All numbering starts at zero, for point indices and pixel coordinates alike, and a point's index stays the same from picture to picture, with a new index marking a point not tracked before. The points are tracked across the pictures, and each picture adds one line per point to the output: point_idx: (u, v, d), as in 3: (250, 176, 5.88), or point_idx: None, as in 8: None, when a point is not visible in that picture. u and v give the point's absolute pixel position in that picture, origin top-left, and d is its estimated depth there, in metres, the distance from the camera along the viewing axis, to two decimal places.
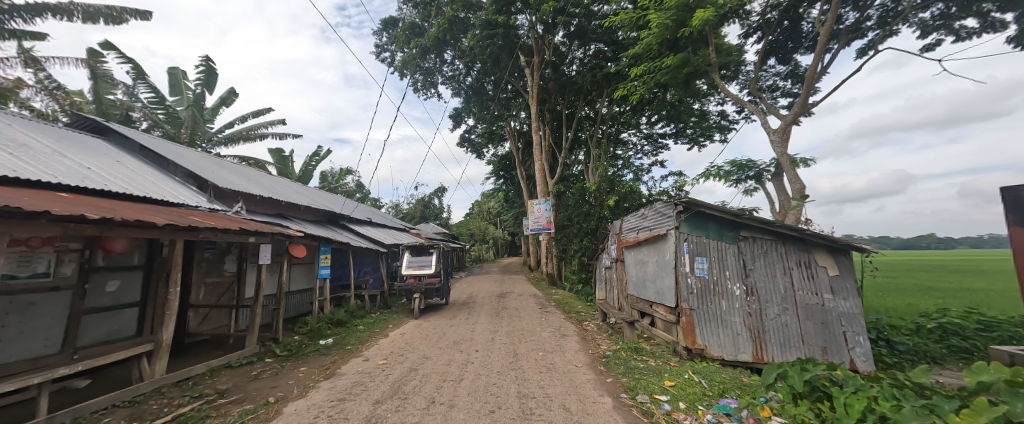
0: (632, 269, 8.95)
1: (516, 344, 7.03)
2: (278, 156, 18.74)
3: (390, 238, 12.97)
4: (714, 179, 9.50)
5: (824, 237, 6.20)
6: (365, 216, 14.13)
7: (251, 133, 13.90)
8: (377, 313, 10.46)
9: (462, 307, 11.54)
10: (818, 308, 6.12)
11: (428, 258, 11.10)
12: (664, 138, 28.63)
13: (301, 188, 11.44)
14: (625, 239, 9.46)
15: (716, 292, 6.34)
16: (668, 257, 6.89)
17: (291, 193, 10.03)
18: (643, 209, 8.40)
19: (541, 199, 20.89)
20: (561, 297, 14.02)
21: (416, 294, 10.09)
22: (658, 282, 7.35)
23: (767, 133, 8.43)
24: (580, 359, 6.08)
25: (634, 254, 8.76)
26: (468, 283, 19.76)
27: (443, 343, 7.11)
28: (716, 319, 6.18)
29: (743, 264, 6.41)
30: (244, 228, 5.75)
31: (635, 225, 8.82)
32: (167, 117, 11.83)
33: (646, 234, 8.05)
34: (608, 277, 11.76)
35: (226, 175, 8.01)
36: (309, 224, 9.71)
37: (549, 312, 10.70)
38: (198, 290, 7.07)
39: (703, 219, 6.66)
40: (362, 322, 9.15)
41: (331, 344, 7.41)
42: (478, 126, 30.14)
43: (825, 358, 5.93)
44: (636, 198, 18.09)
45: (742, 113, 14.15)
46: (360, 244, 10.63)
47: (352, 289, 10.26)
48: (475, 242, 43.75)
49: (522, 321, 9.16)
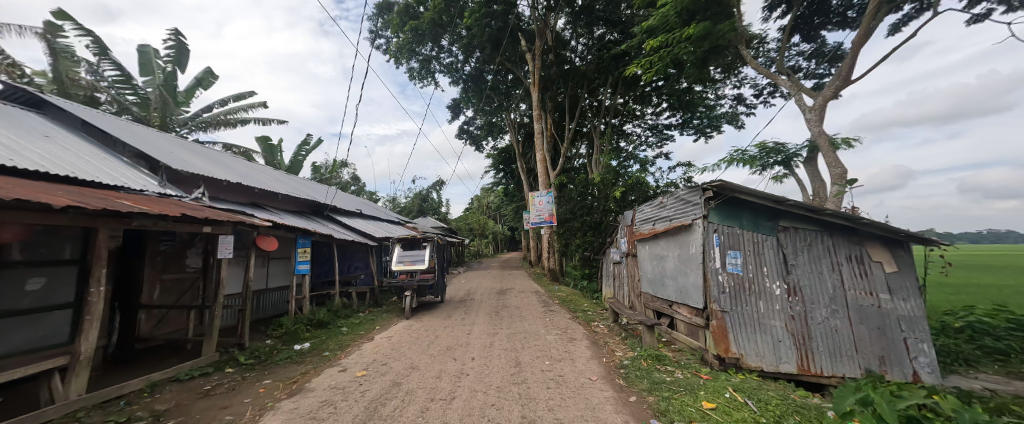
0: (647, 265, 8.05)
1: (518, 350, 6.12)
2: (265, 146, 17.72)
3: (381, 231, 12.05)
4: (739, 164, 8.51)
5: (881, 226, 5.28)
6: (354, 207, 13.21)
7: (231, 118, 12.89)
8: (364, 313, 9.56)
9: (458, 305, 10.64)
10: (874, 310, 5.21)
11: (421, 252, 10.16)
12: (669, 130, 27.65)
13: (280, 176, 10.50)
14: (638, 231, 8.57)
15: (751, 292, 5.43)
16: (694, 251, 5.98)
17: (267, 180, 9.10)
18: (660, 197, 7.49)
19: (543, 192, 20.04)
20: (565, 294, 13.15)
21: (408, 291, 9.19)
22: (679, 279, 6.45)
23: (803, 110, 7.44)
24: (594, 371, 5.16)
25: (649, 248, 7.87)
26: (467, 279, 18.90)
27: (434, 349, 6.19)
28: (752, 324, 5.28)
29: (782, 259, 5.51)
30: (192, 216, 4.82)
31: (651, 216, 7.91)
32: (136, 99, 10.88)
33: (665, 225, 7.14)
34: (617, 273, 10.85)
35: (188, 157, 7.06)
36: (287, 215, 8.76)
37: (552, 311, 9.80)
38: (152, 289, 6.13)
39: (735, 207, 5.72)
40: (347, 323, 8.24)
41: (307, 349, 6.49)
42: (477, 117, 29.09)
43: (883, 370, 5.03)
44: (643, 190, 17.22)
45: (760, 97, 13.15)
46: (346, 237, 9.70)
47: (337, 287, 9.33)
48: (475, 237, 42.92)
49: (525, 322, 8.25)
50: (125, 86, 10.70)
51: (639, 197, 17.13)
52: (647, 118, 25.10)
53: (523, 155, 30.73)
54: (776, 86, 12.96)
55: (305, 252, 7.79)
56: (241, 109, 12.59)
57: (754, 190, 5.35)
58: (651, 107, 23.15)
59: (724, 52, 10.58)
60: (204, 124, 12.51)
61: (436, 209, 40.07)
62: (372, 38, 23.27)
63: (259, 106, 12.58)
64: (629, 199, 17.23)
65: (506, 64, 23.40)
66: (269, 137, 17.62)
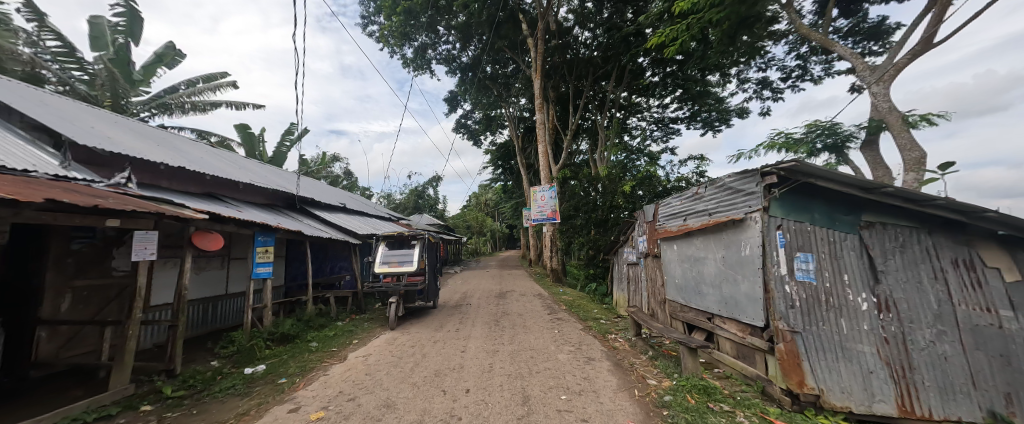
0: (675, 268, 6.78)
1: (525, 378, 4.83)
2: (244, 134, 16.05)
3: (366, 227, 10.78)
4: (781, 150, 7.21)
5: (1003, 223, 4.06)
6: (337, 201, 11.90)
7: (198, 102, 11.50)
8: (343, 322, 8.29)
9: (452, 312, 9.35)
10: (993, 332, 4.00)
11: (409, 252, 8.85)
12: (675, 124, 26.37)
13: (247, 164, 9.19)
14: (663, 228, 7.30)
15: (829, 306, 4.18)
16: (748, 253, 4.70)
17: (228, 167, 7.78)
18: (694, 186, 6.20)
19: (545, 186, 18.55)
20: (571, 298, 11.94)
21: (393, 298, 7.91)
22: (724, 288, 5.19)
23: (870, 82, 6.13)
24: (628, 412, 3.89)
25: (679, 247, 6.61)
26: (463, 280, 17.64)
27: (418, 376, 4.89)
28: (834, 350, 4.03)
29: (869, 264, 4.26)
30: (79, 202, 3.49)
31: (681, 210, 6.64)
32: (83, 76, 9.52)
33: (701, 221, 5.87)
34: (633, 276, 9.56)
35: (115, 135, 5.75)
36: (249, 208, 7.45)
37: (561, 320, 8.53)
38: (57, 300, 4.82)
39: (803, 196, 4.45)
40: (318, 337, 6.93)
41: (258, 375, 5.16)
42: (475, 110, 27.72)
43: (1010, 412, 3.81)
44: (652, 184, 16.13)
45: (786, 82, 11.87)
46: (322, 235, 8.40)
47: (309, 292, 8.04)
48: (473, 235, 41.77)
49: (531, 336, 6.98)
50: (70, 61, 9.34)
51: (648, 191, 16.04)
52: (653, 111, 23.87)
53: (523, 150, 29.42)
54: (805, 69, 11.69)
55: (264, 252, 6.44)
56: (208, 90, 11.17)
57: (837, 174, 4.06)
58: (658, 97, 21.91)
59: (756, 24, 9.29)
60: (168, 107, 11.13)
61: (433, 206, 38.88)
62: (364, 24, 21.93)
63: (230, 87, 11.15)
64: (638, 193, 16.24)
65: (507, 52, 22.07)
66: (248, 125, 16.00)
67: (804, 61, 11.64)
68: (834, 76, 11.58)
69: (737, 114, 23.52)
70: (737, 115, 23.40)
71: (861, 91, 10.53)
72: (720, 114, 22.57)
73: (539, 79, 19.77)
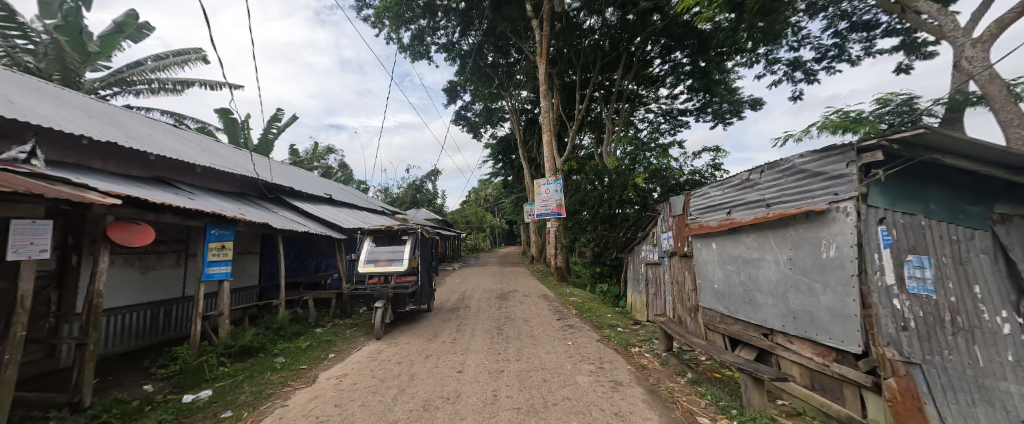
0: (715, 271, 5.66)
1: (539, 413, 3.74)
2: (227, 120, 14.87)
3: (352, 220, 9.73)
4: (839, 130, 6.13)
5: None
6: (322, 191, 10.82)
7: (166, 78, 10.39)
8: (323, 329, 7.18)
9: (449, 317, 8.27)
10: None
11: (399, 249, 7.74)
12: (684, 115, 25.22)
13: (213, 146, 8.08)
14: (697, 223, 6.18)
15: (956, 329, 3.12)
16: (833, 255, 3.58)
17: (186, 147, 6.67)
18: (744, 172, 5.08)
19: (550, 178, 17.38)
20: (579, 299, 10.89)
21: (380, 303, 6.81)
22: (792, 299, 4.08)
23: None
24: None
25: (721, 246, 5.48)
26: (461, 279, 16.58)
27: (401, 411, 3.77)
28: (970, 390, 2.98)
29: (1008, 272, 3.32)
30: None
31: (722, 200, 5.54)
32: (28, 46, 8.37)
33: (754, 214, 4.75)
34: (654, 278, 8.47)
35: (26, 101, 4.64)
36: (208, 195, 6.36)
37: (573, 328, 7.44)
38: None
39: (922, 180, 3.36)
40: (288, 350, 5.80)
41: (198, 405, 4.03)
42: (475, 101, 26.54)
43: None
44: (664, 178, 15.05)
45: (819, 63, 10.71)
46: (298, 229, 7.32)
47: (282, 295, 6.93)
48: (472, 231, 40.81)
49: (541, 350, 5.88)
50: (12, 27, 8.17)
51: (660, 185, 14.95)
52: (662, 101, 22.67)
53: (524, 144, 28.25)
54: (842, 49, 10.54)
55: (218, 248, 5.32)
56: (176, 65, 10.05)
57: (975, 149, 2.95)
58: (667, 87, 20.78)
59: None
60: (131, 83, 10.00)
61: (431, 201, 37.84)
62: (358, 7, 20.69)
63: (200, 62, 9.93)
64: (651, 187, 15.08)
65: (510, 37, 20.87)
66: (230, 110, 14.79)
67: (842, 39, 10.48)
68: (874, 56, 10.43)
69: (749, 105, 22.40)
70: (749, 107, 22.26)
71: (910, 71, 9.39)
72: (732, 106, 21.40)
73: (542, 65, 18.43)
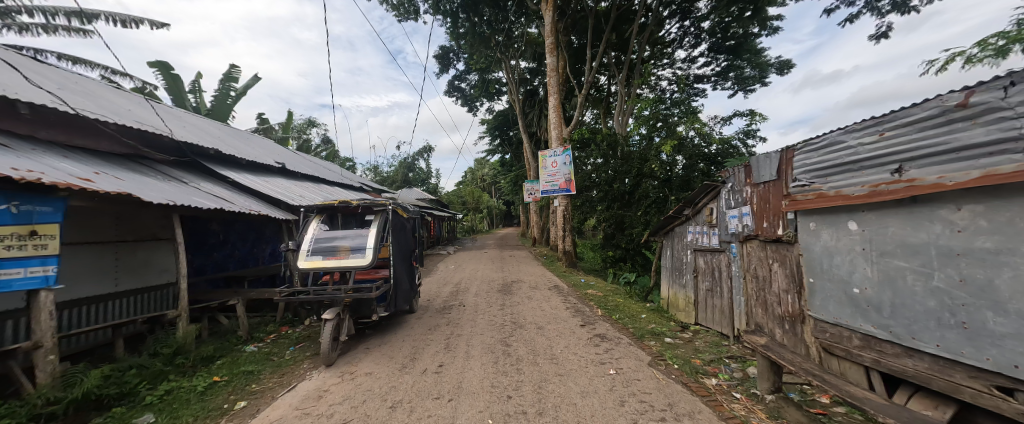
0: (856, 267, 3.52)
1: None
2: (166, 75, 12.17)
3: (309, 196, 7.50)
4: None
5: None
6: (271, 159, 8.58)
7: (55, 8, 7.75)
8: (253, 348, 5.04)
9: (436, 324, 6.17)
10: None
11: (362, 233, 5.53)
12: (701, 82, 22.59)
13: (93, 93, 5.83)
14: (814, 192, 3.99)
15: None
16: None
17: (10, 80, 4.42)
18: (941, 95, 2.83)
19: (557, 149, 14.77)
20: (601, 292, 8.85)
21: (331, 312, 4.63)
22: None
23: None
24: None
25: (877, 226, 3.31)
26: (456, 265, 14.52)
27: None
28: None
29: None
30: None
31: (880, 149, 3.29)
32: None
33: (987, 167, 2.52)
34: (708, 270, 6.40)
35: None
36: (42, 152, 4.07)
37: (607, 342, 5.33)
38: None
39: None
40: (171, 397, 3.63)
41: None
42: (471, 69, 23.74)
43: None
44: (692, 147, 12.76)
45: None
46: (209, 203, 5.01)
47: (184, 303, 4.89)
48: (469, 212, 38.78)
49: (574, 391, 3.75)
50: None
51: (685, 156, 12.73)
52: (678, 65, 19.97)
53: (524, 116, 25.53)
54: None
55: (19, 237, 3.43)
56: None
57: None
58: (688, 46, 18.20)
59: None
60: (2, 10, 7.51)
61: (425, 180, 35.43)
62: None
63: None
64: (675, 157, 12.90)
65: None
66: (171, 64, 12.12)
67: None
68: None
69: (777, 68, 19.81)
70: (777, 71, 19.65)
71: None
72: (759, 69, 18.33)
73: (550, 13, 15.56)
